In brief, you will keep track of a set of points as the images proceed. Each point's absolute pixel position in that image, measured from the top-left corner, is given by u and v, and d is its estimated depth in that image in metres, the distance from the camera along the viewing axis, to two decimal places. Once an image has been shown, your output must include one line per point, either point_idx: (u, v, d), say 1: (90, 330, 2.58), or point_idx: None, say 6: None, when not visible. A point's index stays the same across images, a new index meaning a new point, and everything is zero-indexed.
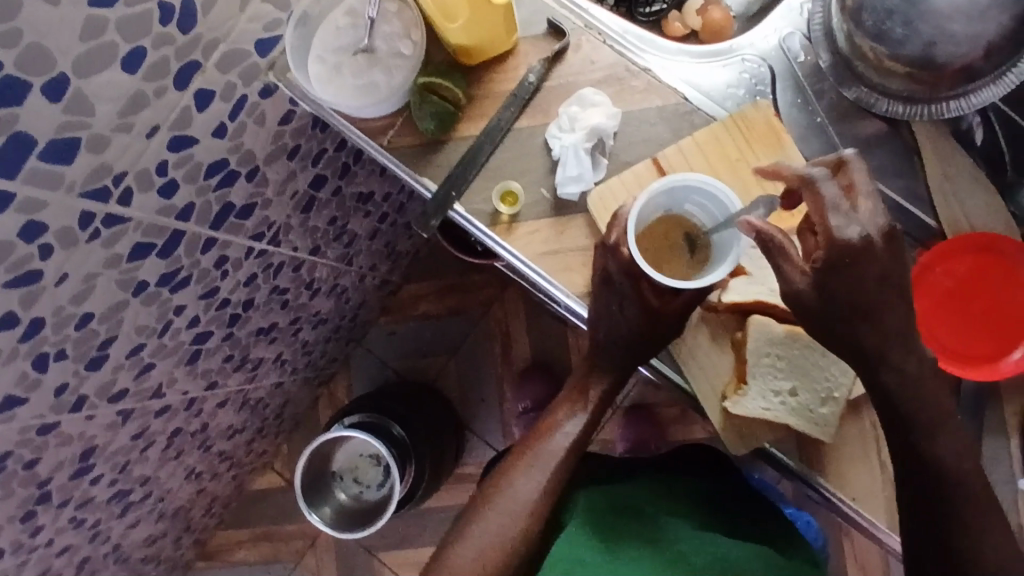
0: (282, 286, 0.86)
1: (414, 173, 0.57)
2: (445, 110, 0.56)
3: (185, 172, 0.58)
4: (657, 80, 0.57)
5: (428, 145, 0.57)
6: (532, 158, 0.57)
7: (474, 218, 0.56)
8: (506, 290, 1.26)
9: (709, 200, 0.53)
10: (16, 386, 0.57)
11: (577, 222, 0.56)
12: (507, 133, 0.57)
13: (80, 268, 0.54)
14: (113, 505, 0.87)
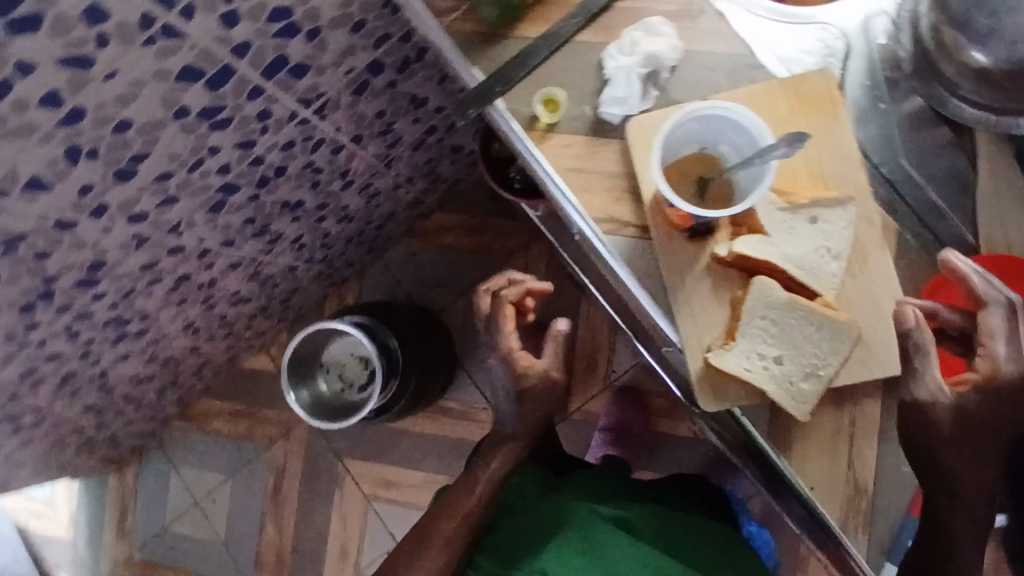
0: (318, 165, 0.87)
1: (467, 61, 0.63)
2: (510, 2, 0.61)
3: (250, 7, 0.58)
4: (727, 26, 0.62)
5: (488, 36, 0.62)
6: (585, 75, 0.63)
7: (512, 118, 0.62)
8: (533, 241, 1.25)
9: (742, 140, 0.57)
10: (46, 170, 0.59)
11: (610, 147, 0.62)
12: (566, 42, 0.63)
13: (130, 70, 0.56)
14: (108, 330, 0.90)
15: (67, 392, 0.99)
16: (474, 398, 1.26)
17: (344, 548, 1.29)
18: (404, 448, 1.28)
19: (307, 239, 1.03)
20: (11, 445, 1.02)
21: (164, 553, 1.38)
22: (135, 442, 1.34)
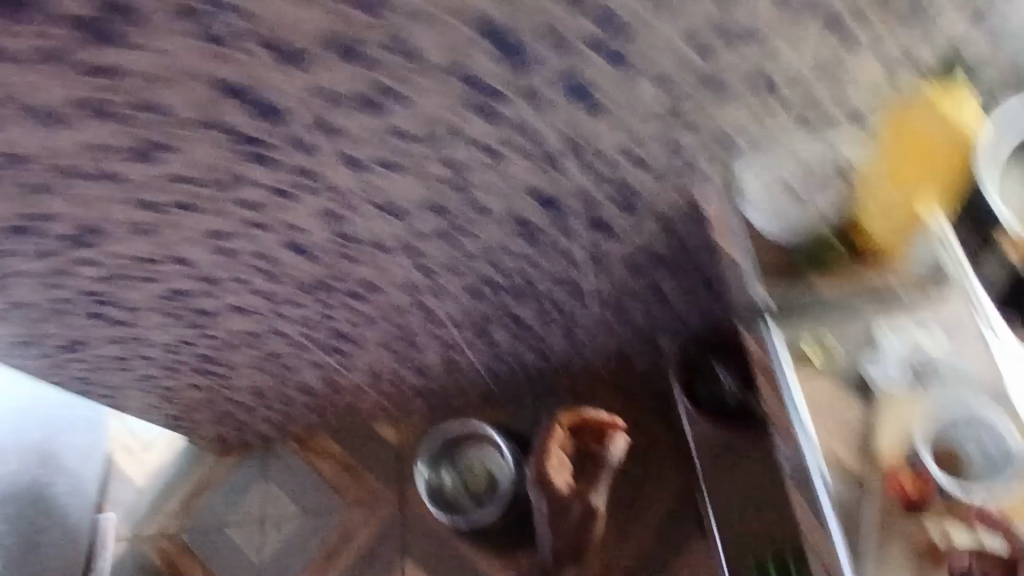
0: (558, 302, 1.01)
1: (758, 282, 0.71)
2: (822, 264, 0.69)
3: (615, 176, 0.74)
4: (1000, 356, 0.64)
5: (788, 276, 0.70)
6: (857, 338, 0.66)
7: (782, 345, 0.65)
8: (674, 458, 1.33)
9: (993, 450, 0.60)
10: (412, 207, 0.75)
11: (857, 406, 0.64)
12: (852, 307, 0.67)
13: (515, 176, 0.72)
14: (330, 337, 1.05)
15: (257, 367, 1.13)
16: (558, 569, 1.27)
17: None
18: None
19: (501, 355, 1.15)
20: (190, 384, 1.16)
21: (209, 546, 1.44)
22: (250, 437, 1.44)
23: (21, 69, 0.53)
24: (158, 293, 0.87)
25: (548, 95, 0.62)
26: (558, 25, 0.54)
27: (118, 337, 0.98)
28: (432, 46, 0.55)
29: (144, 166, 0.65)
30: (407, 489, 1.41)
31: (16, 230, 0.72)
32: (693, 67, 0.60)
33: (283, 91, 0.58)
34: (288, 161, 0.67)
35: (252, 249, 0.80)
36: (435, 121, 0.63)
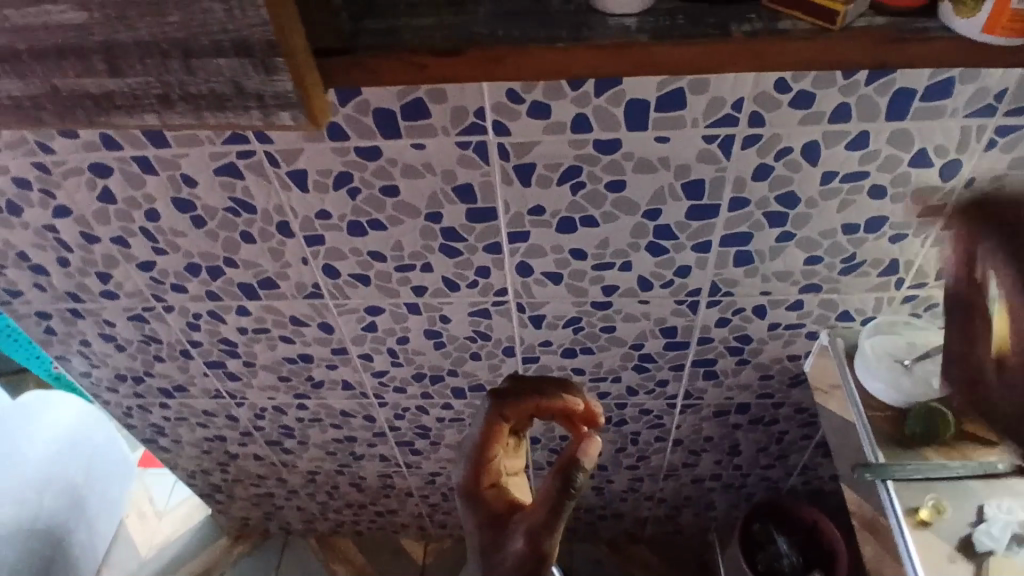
0: (638, 438, 1.05)
1: (875, 443, 0.73)
2: (936, 433, 0.72)
3: (738, 322, 0.82)
4: None
5: (899, 440, 0.73)
6: (965, 505, 0.68)
7: (896, 498, 0.69)
8: None
9: None
10: (551, 317, 0.83)
11: (968, 566, 0.65)
12: (961, 478, 0.70)
13: (654, 306, 0.80)
14: (411, 430, 1.07)
15: (325, 449, 1.13)
16: None
17: None
18: None
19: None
20: (252, 454, 1.16)
21: None
22: (273, 526, 1.39)
23: (306, 137, 0.64)
24: (283, 355, 0.92)
25: (712, 243, 0.72)
26: (744, 189, 0.66)
27: (217, 391, 1.01)
28: (637, 185, 0.66)
29: (348, 235, 0.74)
30: None
31: (203, 269, 0.79)
32: (838, 243, 0.71)
33: (500, 196, 0.68)
34: (470, 256, 0.75)
35: (392, 329, 0.87)
36: (610, 246, 0.73)
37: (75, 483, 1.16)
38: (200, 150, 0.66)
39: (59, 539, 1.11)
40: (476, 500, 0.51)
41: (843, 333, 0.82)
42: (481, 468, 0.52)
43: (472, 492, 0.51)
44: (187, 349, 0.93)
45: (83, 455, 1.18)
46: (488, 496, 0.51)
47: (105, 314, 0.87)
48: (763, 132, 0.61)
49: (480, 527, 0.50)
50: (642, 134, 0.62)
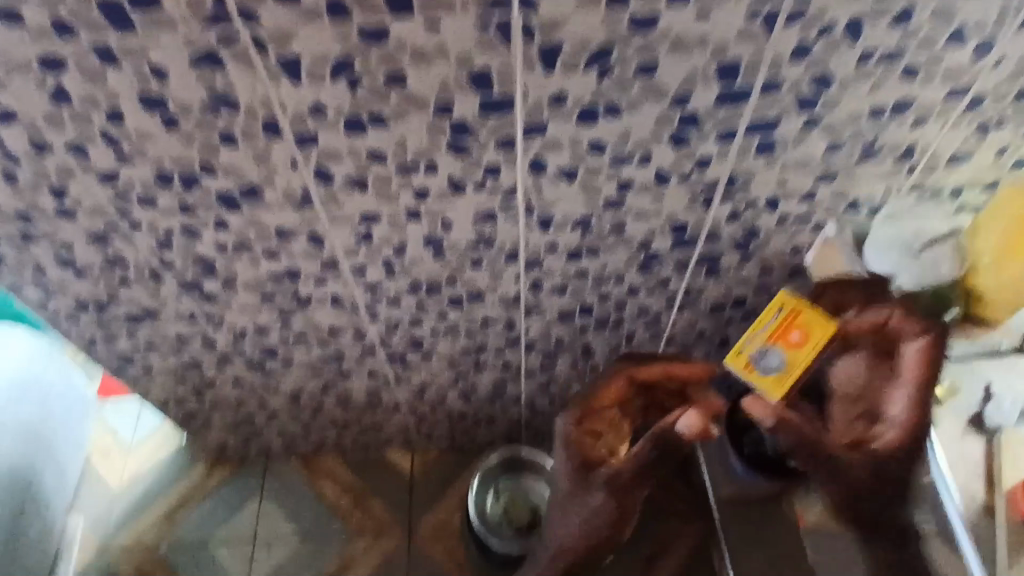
0: (633, 338, 1.05)
1: None
2: None
3: (749, 216, 0.81)
4: None
5: None
6: None
7: None
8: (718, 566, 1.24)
9: None
10: (560, 218, 0.79)
11: None
12: None
13: (667, 202, 0.78)
14: (403, 343, 1.04)
15: (311, 369, 1.09)
16: None
17: None
18: None
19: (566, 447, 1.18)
20: (230, 379, 1.10)
21: (191, 565, 1.28)
22: (253, 451, 1.36)
23: (302, 17, 0.55)
24: (266, 271, 0.85)
25: (737, 133, 0.69)
26: (780, 72, 0.62)
27: (191, 314, 0.94)
28: (670, 70, 0.61)
29: (346, 135, 0.66)
30: (417, 523, 1.34)
31: (175, 181, 0.71)
32: (861, 130, 0.70)
33: (519, 84, 0.62)
34: (480, 154, 0.70)
35: (389, 238, 0.81)
36: (631, 138, 0.69)
37: (34, 426, 1.09)
38: (172, 35, 0.56)
39: (25, 484, 1.05)
40: (579, 443, 0.97)
41: (848, 222, 0.82)
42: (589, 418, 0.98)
43: (578, 434, 0.97)
44: (157, 270, 0.85)
45: (37, 396, 1.10)
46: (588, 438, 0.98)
47: (62, 237, 0.79)
48: (810, 6, 0.57)
49: (580, 456, 0.97)
50: (683, 10, 0.56)
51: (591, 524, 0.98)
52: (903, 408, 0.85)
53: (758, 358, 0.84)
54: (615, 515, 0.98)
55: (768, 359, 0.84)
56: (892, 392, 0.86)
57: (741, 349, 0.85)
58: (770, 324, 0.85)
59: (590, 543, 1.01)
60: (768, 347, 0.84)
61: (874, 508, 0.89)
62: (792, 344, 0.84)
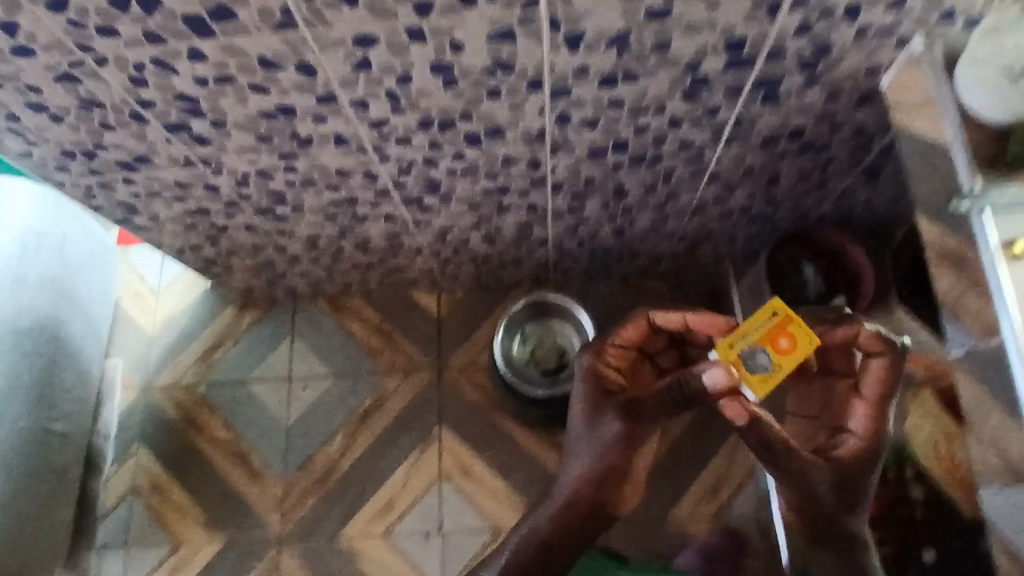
0: (672, 176, 0.95)
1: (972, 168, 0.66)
2: None
3: (823, 29, 0.67)
4: None
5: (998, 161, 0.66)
6: None
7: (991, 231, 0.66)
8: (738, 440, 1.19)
9: None
10: (592, 36, 0.66)
11: None
12: None
13: (722, 13, 0.64)
14: (419, 185, 0.95)
15: (324, 213, 1.02)
16: None
17: (388, 505, 1.23)
18: (502, 455, 1.25)
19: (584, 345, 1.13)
20: (242, 225, 1.05)
21: (228, 401, 1.31)
22: (280, 294, 1.35)
23: None
24: (257, 109, 0.76)
25: None
26: None
27: (186, 159, 0.86)
28: None
29: None
30: (447, 360, 1.32)
31: (130, 1, 0.59)
32: None
33: None
34: None
35: (390, 66, 0.69)
36: None
37: (54, 277, 1.11)
38: None
39: (53, 334, 1.09)
40: (592, 379, 0.89)
41: (941, 37, 0.68)
42: (603, 355, 0.90)
43: (591, 371, 0.89)
44: (138, 112, 0.76)
45: (51, 248, 1.11)
46: (601, 377, 0.89)
47: (25, 75, 0.70)
48: None
49: (592, 393, 0.88)
50: None
51: (594, 477, 0.86)
52: (861, 432, 0.81)
53: (748, 358, 0.79)
54: (619, 471, 0.86)
55: (755, 360, 0.79)
56: (871, 408, 0.81)
57: (728, 342, 0.80)
58: (762, 327, 0.80)
59: (597, 495, 0.86)
60: (760, 347, 0.79)
61: (826, 525, 0.82)
62: (779, 350, 0.78)
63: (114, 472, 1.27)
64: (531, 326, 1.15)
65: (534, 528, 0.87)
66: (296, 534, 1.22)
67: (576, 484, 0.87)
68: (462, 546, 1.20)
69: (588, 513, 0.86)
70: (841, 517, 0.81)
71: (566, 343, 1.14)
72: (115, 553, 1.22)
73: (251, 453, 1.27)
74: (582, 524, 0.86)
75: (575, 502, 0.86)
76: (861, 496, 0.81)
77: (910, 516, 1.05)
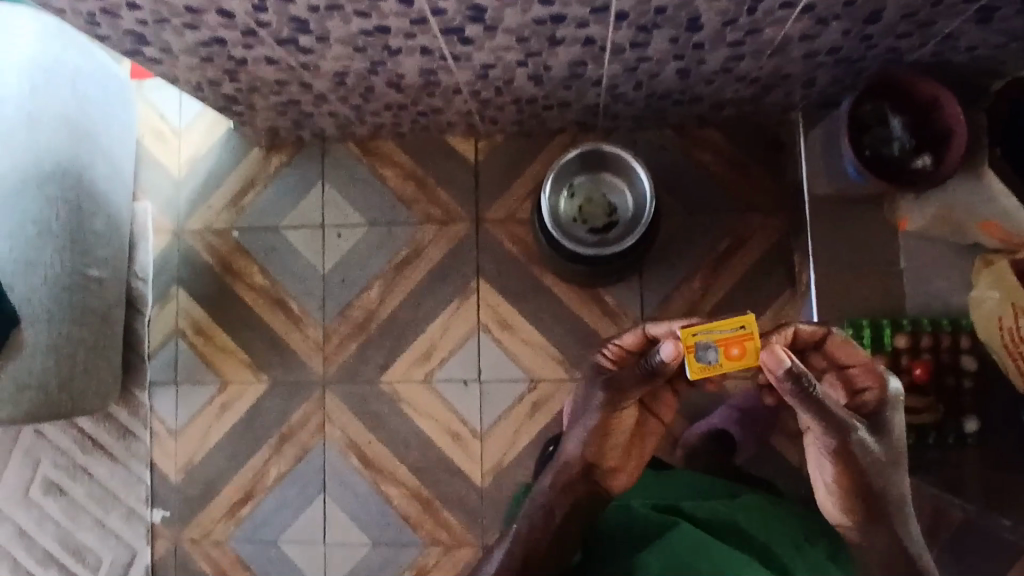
0: (756, 8, 0.81)
1: None
2: None
3: None
4: None
5: None
6: None
7: None
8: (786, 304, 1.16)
9: None
10: None
11: None
12: None
13: None
14: (460, 14, 0.83)
15: (352, 47, 0.91)
16: (634, 309, 1.20)
17: (428, 352, 1.24)
18: (541, 308, 1.22)
19: (632, 211, 1.06)
20: (262, 58, 0.94)
21: (261, 247, 1.28)
22: (306, 135, 1.26)
23: None
24: None
25: None
26: None
27: None
28: None
29: None
30: (484, 210, 1.26)
31: None
32: None
33: None
34: None
35: None
36: None
37: (75, 119, 1.05)
38: None
39: (76, 178, 1.04)
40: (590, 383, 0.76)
41: None
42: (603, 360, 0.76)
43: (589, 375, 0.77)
44: None
45: (68, 86, 1.05)
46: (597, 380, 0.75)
47: None
48: None
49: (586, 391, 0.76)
50: None
51: (584, 454, 0.73)
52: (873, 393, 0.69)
53: (698, 354, 0.65)
54: (613, 447, 0.74)
55: (704, 358, 0.65)
56: (857, 379, 0.70)
57: (687, 334, 0.65)
58: (725, 332, 0.65)
59: (588, 469, 0.73)
60: (714, 346, 0.65)
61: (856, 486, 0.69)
62: (731, 355, 0.65)
63: (156, 313, 1.28)
64: (580, 180, 1.08)
65: (527, 509, 0.75)
66: (338, 376, 1.24)
67: (566, 458, 0.74)
68: (501, 393, 1.21)
69: (585, 489, 0.74)
70: (888, 482, 0.69)
71: (617, 202, 1.07)
72: (166, 389, 1.27)
73: (288, 299, 1.27)
74: (577, 498, 0.74)
75: (566, 481, 0.73)
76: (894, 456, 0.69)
77: (957, 386, 1.02)
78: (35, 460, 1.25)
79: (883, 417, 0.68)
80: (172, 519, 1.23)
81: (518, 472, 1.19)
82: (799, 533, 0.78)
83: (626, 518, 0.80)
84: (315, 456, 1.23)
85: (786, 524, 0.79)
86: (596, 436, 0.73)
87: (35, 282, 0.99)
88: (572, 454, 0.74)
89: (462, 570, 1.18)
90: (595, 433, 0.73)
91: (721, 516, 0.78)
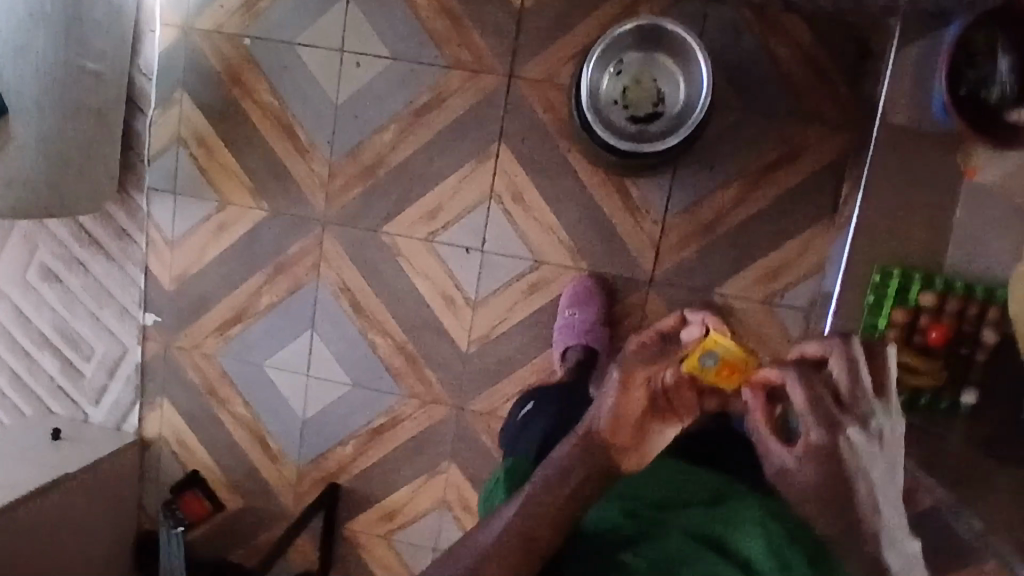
0: None
1: None
2: None
3: None
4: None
5: None
6: None
7: None
8: (815, 234, 1.09)
9: None
10: None
11: None
12: None
13: None
14: None
15: None
16: (657, 206, 1.13)
17: (435, 210, 1.18)
18: (560, 189, 1.15)
19: (682, 104, 0.94)
20: None
21: (274, 62, 1.17)
22: None
23: None
24: None
25: None
26: None
27: None
28: None
29: None
30: (520, 68, 1.13)
31: None
32: None
33: None
34: None
35: None
36: None
37: None
38: None
39: None
40: None
41: None
42: None
43: None
44: None
45: None
46: None
47: None
48: None
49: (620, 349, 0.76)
50: None
51: (595, 432, 0.61)
52: (820, 430, 0.63)
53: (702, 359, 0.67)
54: (633, 423, 0.61)
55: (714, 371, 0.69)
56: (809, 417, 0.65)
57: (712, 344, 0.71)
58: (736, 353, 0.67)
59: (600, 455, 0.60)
60: (716, 357, 0.67)
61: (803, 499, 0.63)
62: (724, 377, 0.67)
63: (158, 116, 1.21)
64: (631, 57, 0.95)
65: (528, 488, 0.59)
66: (340, 217, 1.20)
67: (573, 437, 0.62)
68: (502, 267, 1.18)
69: (589, 474, 0.59)
70: (831, 495, 0.61)
71: (667, 92, 0.95)
72: (164, 198, 1.23)
73: (296, 126, 1.18)
74: (576, 491, 0.59)
75: (572, 460, 0.60)
76: (855, 489, 0.61)
77: (969, 357, 0.93)
78: (34, 246, 1.24)
79: (823, 446, 0.63)
80: (163, 325, 1.26)
81: (505, 347, 1.19)
82: (790, 537, 0.59)
83: (601, 520, 0.64)
84: (307, 293, 1.22)
85: (779, 525, 0.60)
86: (613, 407, 0.61)
87: (24, 71, 0.91)
88: (583, 431, 0.62)
89: (436, 425, 1.22)
90: (612, 410, 0.61)
91: (704, 522, 0.62)
